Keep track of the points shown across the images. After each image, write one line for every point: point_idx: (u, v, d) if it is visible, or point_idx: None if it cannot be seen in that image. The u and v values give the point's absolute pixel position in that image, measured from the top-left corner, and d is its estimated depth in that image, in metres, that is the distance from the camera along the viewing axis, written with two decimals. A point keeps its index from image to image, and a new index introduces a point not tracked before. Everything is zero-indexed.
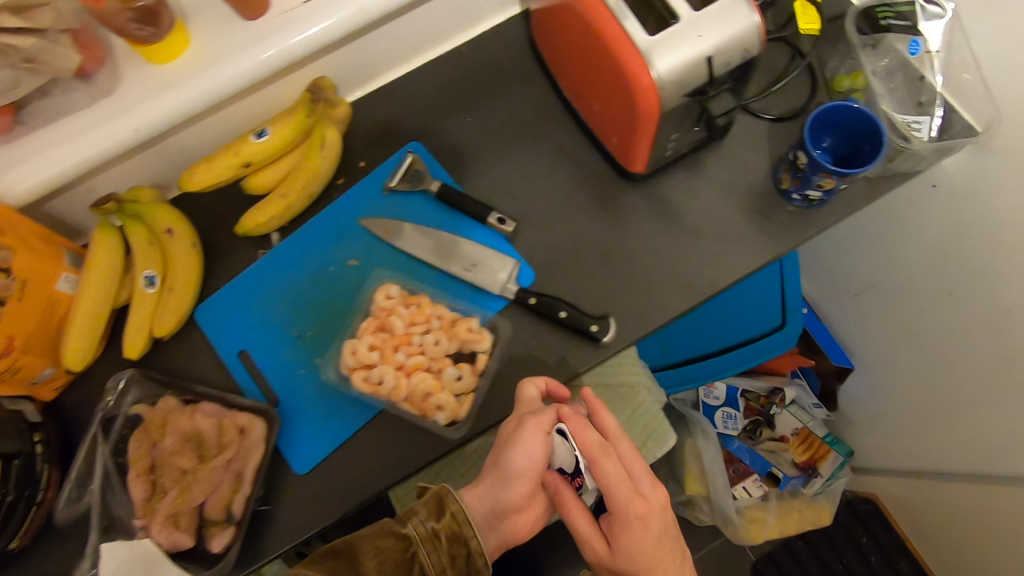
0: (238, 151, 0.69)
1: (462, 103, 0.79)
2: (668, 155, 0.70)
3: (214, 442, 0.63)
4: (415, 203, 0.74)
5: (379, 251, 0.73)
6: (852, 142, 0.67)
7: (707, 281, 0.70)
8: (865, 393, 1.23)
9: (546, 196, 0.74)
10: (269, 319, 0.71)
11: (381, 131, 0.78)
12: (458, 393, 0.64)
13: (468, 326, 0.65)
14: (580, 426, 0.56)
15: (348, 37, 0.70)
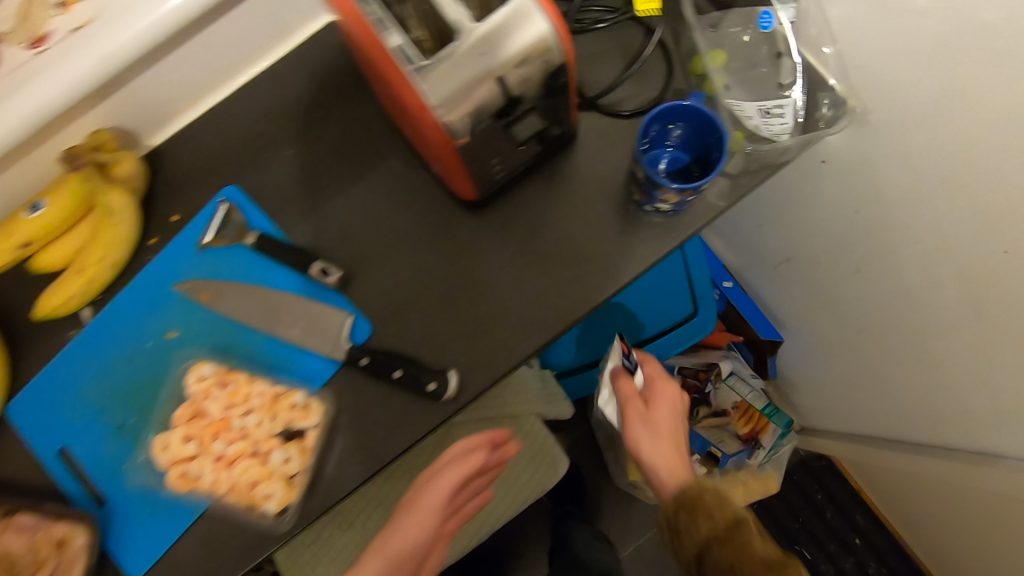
0: (11, 231, 0.61)
1: (279, 135, 0.70)
2: (501, 177, 0.61)
3: (28, 562, 0.58)
4: (233, 259, 0.66)
5: (199, 319, 0.65)
6: (700, 135, 0.58)
7: (559, 313, 0.63)
8: (798, 364, 1.19)
9: (379, 236, 0.67)
10: (87, 410, 0.64)
11: (192, 177, 0.69)
12: (289, 477, 0.59)
13: (290, 403, 0.60)
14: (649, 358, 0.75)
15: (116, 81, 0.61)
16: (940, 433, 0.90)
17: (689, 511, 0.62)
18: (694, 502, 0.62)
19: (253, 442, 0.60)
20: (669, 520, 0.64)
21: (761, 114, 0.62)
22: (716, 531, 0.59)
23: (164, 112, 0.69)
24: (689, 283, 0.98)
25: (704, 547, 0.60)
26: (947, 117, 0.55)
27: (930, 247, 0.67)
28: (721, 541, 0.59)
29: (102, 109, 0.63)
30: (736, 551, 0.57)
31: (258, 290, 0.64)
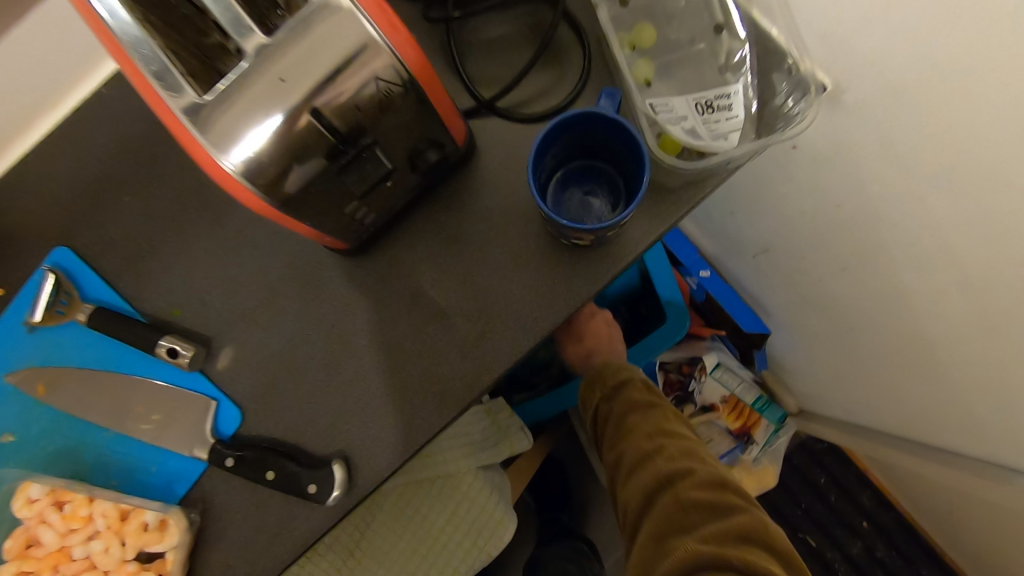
0: None
1: (116, 179, 0.57)
2: (372, 219, 0.48)
3: None
4: (69, 339, 0.54)
5: (38, 416, 0.54)
6: (589, 143, 0.47)
7: (465, 380, 0.51)
8: (788, 356, 1.06)
9: (242, 296, 0.54)
10: None
11: (17, 240, 0.57)
12: None
13: (140, 522, 0.48)
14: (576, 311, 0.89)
15: None
16: (945, 438, 0.78)
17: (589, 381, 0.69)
18: (595, 374, 0.68)
19: (104, 570, 0.49)
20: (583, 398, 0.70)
21: (701, 112, 0.49)
22: (602, 389, 0.66)
23: None
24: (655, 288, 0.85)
25: (599, 401, 0.66)
26: (942, 98, 0.42)
27: (924, 249, 0.54)
28: (611, 397, 0.64)
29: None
30: (617, 385, 0.65)
31: (100, 378, 0.53)
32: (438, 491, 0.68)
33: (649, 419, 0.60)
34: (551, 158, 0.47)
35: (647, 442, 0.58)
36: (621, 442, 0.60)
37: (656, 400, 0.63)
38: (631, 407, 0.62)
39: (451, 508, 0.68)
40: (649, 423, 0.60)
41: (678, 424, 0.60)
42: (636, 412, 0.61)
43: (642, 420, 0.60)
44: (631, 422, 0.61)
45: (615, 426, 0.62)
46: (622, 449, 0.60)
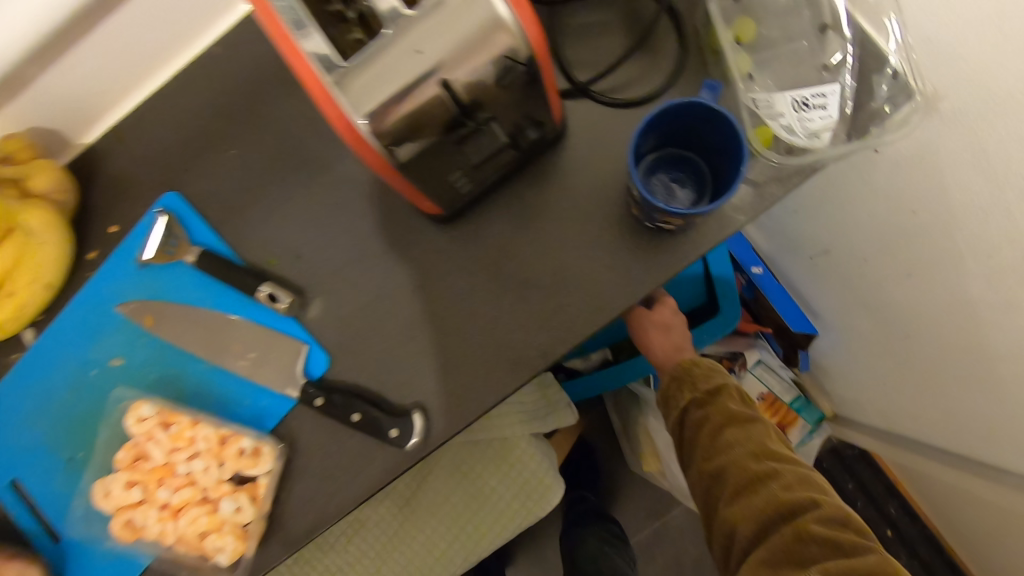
0: None
1: (222, 133, 0.61)
2: (467, 190, 0.51)
3: None
4: (178, 278, 0.59)
5: (145, 345, 0.59)
6: (675, 133, 0.49)
7: (540, 348, 0.54)
8: (831, 359, 1.06)
9: (334, 251, 0.58)
10: (34, 440, 0.60)
11: (131, 182, 0.61)
12: (241, 527, 0.53)
13: (238, 448, 0.53)
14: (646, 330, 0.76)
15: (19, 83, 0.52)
16: (989, 452, 0.79)
17: (677, 382, 0.69)
18: (685, 377, 0.69)
19: (203, 487, 0.54)
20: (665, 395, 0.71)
21: (795, 109, 0.50)
22: (696, 395, 0.67)
23: (94, 109, 0.60)
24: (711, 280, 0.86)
25: (690, 406, 0.67)
26: None
27: (1001, 262, 0.55)
28: (708, 405, 0.66)
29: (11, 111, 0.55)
30: (713, 394, 0.66)
31: (205, 314, 0.58)
32: (493, 453, 0.71)
33: (749, 434, 0.62)
34: (641, 147, 0.50)
35: (754, 463, 0.60)
36: (720, 453, 0.63)
37: (753, 412, 0.65)
38: (731, 419, 0.64)
39: (503, 471, 0.71)
40: (749, 438, 0.62)
41: (775, 437, 0.63)
42: (737, 425, 0.63)
43: (741, 433, 0.63)
44: (730, 435, 0.63)
45: (714, 436, 0.64)
46: (724, 462, 0.62)
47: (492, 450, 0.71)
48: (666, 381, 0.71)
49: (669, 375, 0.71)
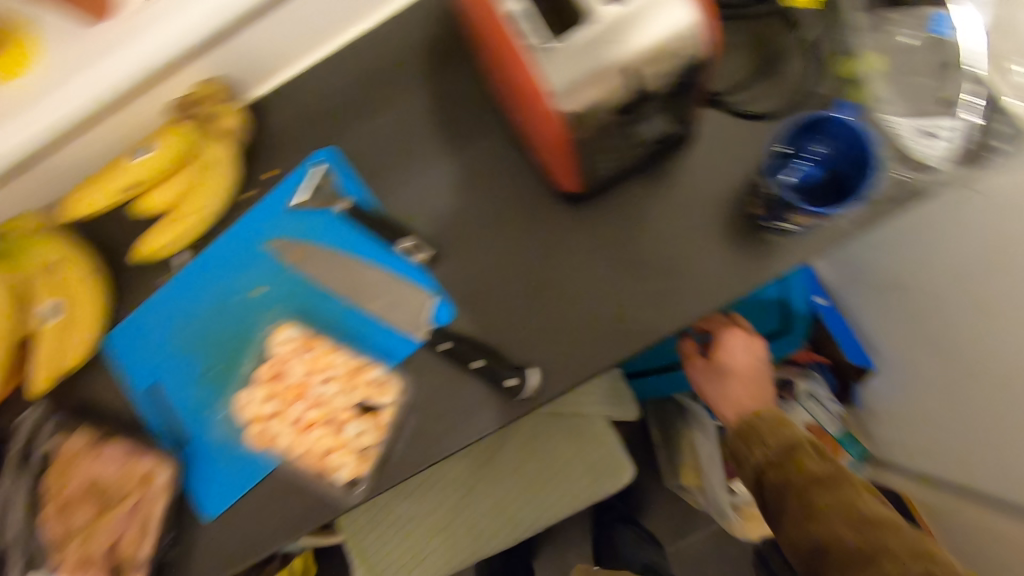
0: (120, 172, 0.62)
1: (378, 100, 0.68)
2: (606, 172, 0.57)
3: (118, 490, 0.62)
4: (322, 223, 0.65)
5: (285, 279, 0.66)
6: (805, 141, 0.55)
7: (650, 324, 0.59)
8: (884, 398, 1.09)
9: (469, 217, 0.64)
10: (176, 353, 0.67)
11: (290, 135, 0.69)
12: (362, 450, 0.59)
13: (367, 377, 0.59)
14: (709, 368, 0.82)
15: (226, 34, 0.60)
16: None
17: (743, 440, 0.71)
18: (751, 434, 0.71)
19: (330, 411, 0.59)
20: (733, 450, 0.73)
21: (918, 134, 0.57)
22: (770, 455, 0.69)
23: (271, 66, 0.68)
24: (783, 299, 0.91)
25: (766, 466, 0.68)
26: None
27: None
28: (786, 466, 0.67)
29: (209, 59, 0.63)
30: (785, 458, 0.68)
31: (346, 257, 0.64)
32: (571, 428, 0.76)
33: (837, 495, 0.64)
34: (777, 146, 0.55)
35: (855, 534, 0.61)
36: (809, 519, 0.64)
37: (834, 468, 0.66)
38: (813, 480, 0.65)
39: (578, 446, 0.75)
40: (836, 501, 0.64)
41: (859, 493, 0.64)
42: (822, 487, 0.65)
43: (827, 497, 0.64)
44: (815, 498, 0.64)
45: (799, 501, 0.65)
46: (822, 532, 0.62)
47: (571, 425, 0.75)
48: (733, 438, 0.73)
49: (736, 431, 0.73)
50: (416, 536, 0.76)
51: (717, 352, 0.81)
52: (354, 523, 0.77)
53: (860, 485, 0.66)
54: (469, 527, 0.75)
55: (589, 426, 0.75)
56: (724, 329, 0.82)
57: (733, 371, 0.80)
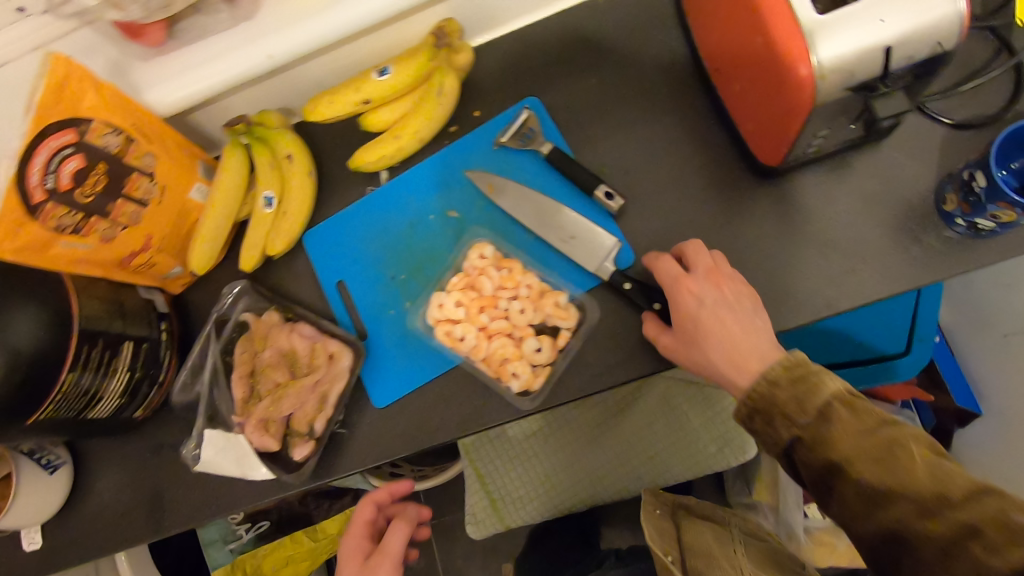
0: (359, 87, 0.69)
1: (585, 61, 0.73)
2: (812, 151, 0.61)
3: (306, 362, 0.69)
4: (524, 163, 0.72)
5: (479, 206, 0.72)
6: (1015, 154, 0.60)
7: (825, 299, 0.62)
8: (980, 452, 1.05)
9: (660, 178, 0.69)
10: (366, 256, 0.74)
11: (498, 81, 0.75)
12: (537, 365, 0.64)
13: (556, 302, 0.64)
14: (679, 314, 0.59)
15: None
16: None
17: (765, 417, 0.52)
18: (771, 409, 0.52)
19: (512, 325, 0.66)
20: (754, 432, 0.55)
21: None
22: (781, 420, 0.51)
23: (501, 17, 0.72)
24: (911, 323, 0.93)
25: (769, 430, 0.52)
26: None
27: None
28: (789, 425, 0.51)
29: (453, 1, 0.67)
30: (767, 398, 0.52)
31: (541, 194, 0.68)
32: (703, 398, 0.79)
33: (855, 442, 0.47)
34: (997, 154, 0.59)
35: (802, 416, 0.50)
36: (859, 499, 0.46)
37: (828, 405, 0.49)
38: (819, 439, 0.49)
39: (704, 416, 0.79)
40: (849, 452, 0.47)
41: (867, 425, 0.47)
42: (826, 443, 0.48)
43: (843, 446, 0.47)
44: (834, 450, 0.48)
45: (810, 456, 0.49)
46: (845, 494, 0.47)
47: (697, 394, 0.79)
48: (742, 412, 0.55)
49: (741, 404, 0.54)
50: (538, 474, 0.81)
51: (679, 331, 0.59)
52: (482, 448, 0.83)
53: (841, 413, 0.49)
54: (592, 473, 0.80)
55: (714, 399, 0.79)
56: (667, 284, 0.60)
57: (686, 354, 0.58)
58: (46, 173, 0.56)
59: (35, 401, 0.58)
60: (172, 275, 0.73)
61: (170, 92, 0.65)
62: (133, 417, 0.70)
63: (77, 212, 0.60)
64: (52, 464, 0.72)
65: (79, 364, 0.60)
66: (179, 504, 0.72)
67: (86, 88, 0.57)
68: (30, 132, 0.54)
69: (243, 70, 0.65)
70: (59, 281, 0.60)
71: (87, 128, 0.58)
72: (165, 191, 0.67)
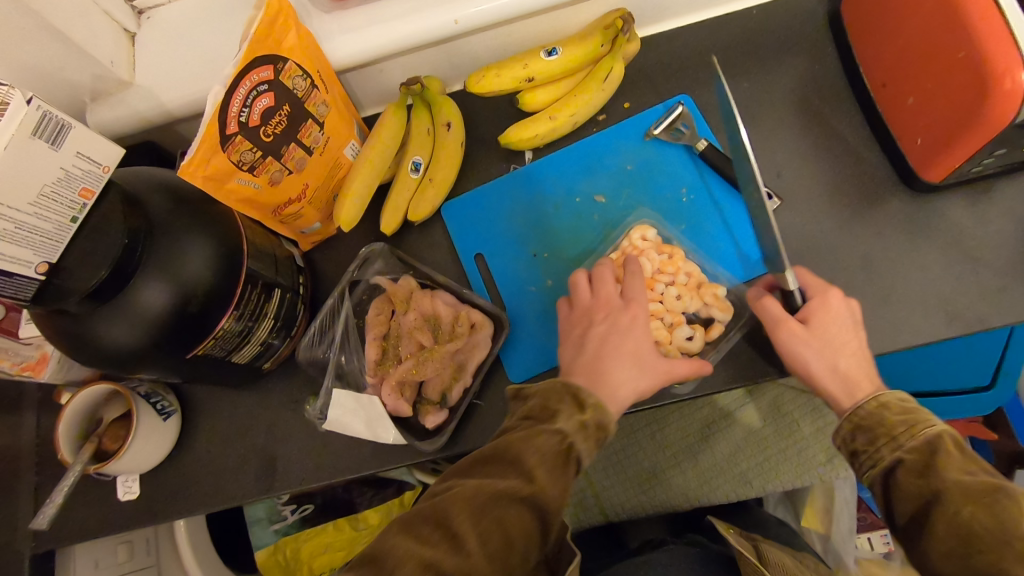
0: (526, 64, 0.70)
1: (737, 65, 0.75)
2: (976, 169, 0.63)
3: (448, 328, 0.68)
4: (674, 156, 0.73)
5: (627, 194, 0.73)
6: None
7: (977, 314, 0.63)
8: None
9: (810, 183, 0.70)
10: (508, 232, 0.74)
11: (649, 76, 0.76)
12: (685, 353, 0.64)
13: (715, 294, 0.65)
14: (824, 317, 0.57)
15: None
16: None
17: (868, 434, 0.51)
18: (875, 428, 0.51)
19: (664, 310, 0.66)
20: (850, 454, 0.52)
21: None
22: (885, 441, 0.49)
23: (659, 14, 0.75)
24: (998, 357, 0.95)
25: (871, 450, 0.50)
26: None
27: None
28: (893, 446, 0.49)
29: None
30: (875, 420, 0.51)
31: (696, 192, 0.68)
32: (811, 409, 0.82)
33: (955, 473, 0.44)
34: None
35: (906, 441, 0.48)
36: (954, 534, 0.42)
37: (939, 437, 0.47)
38: (924, 467, 0.46)
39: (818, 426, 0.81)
40: (951, 480, 0.44)
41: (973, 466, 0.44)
42: (931, 470, 0.45)
43: (948, 475, 0.44)
44: (940, 480, 0.44)
45: (912, 482, 0.46)
46: (934, 527, 0.43)
47: (807, 407, 0.83)
48: (845, 430, 0.53)
49: (845, 421, 0.53)
50: (645, 468, 0.84)
51: (816, 326, 0.57)
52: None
53: (951, 448, 0.46)
54: (698, 471, 0.82)
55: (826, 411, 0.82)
56: (817, 290, 0.59)
57: (811, 347, 0.56)
58: (243, 106, 0.56)
59: (199, 334, 0.56)
60: (309, 230, 0.72)
61: (348, 46, 0.65)
62: (260, 368, 0.68)
63: (257, 150, 0.59)
64: (165, 410, 0.69)
65: (241, 303, 0.59)
66: (293, 463, 0.70)
67: (289, 27, 0.57)
68: (241, 61, 0.53)
69: (425, 32, 0.65)
70: (229, 218, 0.59)
71: (283, 67, 0.58)
72: (327, 142, 0.67)
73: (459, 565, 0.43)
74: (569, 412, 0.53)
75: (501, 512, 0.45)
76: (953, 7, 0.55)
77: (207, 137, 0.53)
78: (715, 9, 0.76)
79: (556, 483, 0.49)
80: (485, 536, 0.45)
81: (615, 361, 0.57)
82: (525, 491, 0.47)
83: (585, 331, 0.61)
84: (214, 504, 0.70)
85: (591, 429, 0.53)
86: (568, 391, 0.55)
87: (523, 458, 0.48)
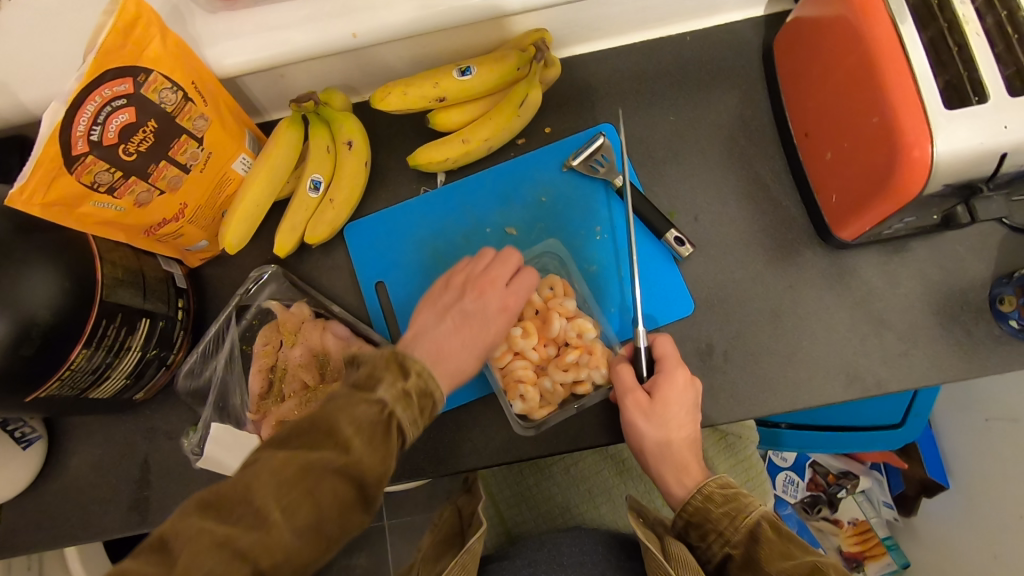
0: (436, 82, 0.64)
1: (665, 96, 0.71)
2: (888, 233, 0.62)
3: (337, 364, 0.65)
4: (594, 191, 0.70)
5: (540, 227, 0.71)
6: None
7: (877, 379, 0.63)
8: (938, 521, 1.08)
9: (727, 227, 0.68)
10: (414, 261, 0.71)
11: (575, 100, 0.72)
12: (546, 398, 0.64)
13: (594, 371, 0.62)
14: (671, 391, 0.58)
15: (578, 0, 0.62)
16: None
17: (699, 526, 0.54)
18: (702, 520, 0.53)
19: (547, 359, 0.65)
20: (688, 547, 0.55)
21: None
22: (714, 536, 0.52)
23: (586, 34, 0.69)
24: (910, 399, 0.96)
25: (704, 545, 0.53)
26: None
27: None
28: (722, 542, 0.51)
29: (550, 11, 0.64)
30: (703, 515, 0.53)
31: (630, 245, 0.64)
32: (727, 445, 0.84)
33: (780, 564, 0.47)
34: None
35: (732, 531, 0.51)
36: None
37: (757, 519, 0.50)
38: (749, 559, 0.49)
39: (733, 462, 0.83)
40: (776, 569, 0.46)
41: (791, 548, 0.48)
42: (754, 564, 0.48)
43: (769, 567, 0.47)
44: (762, 571, 0.47)
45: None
46: None
47: (728, 442, 0.84)
48: (679, 523, 0.55)
49: (677, 516, 0.56)
50: (559, 503, 0.81)
51: (660, 402, 0.57)
52: (510, 476, 0.83)
53: (768, 534, 0.49)
54: (613, 505, 0.81)
55: (746, 447, 0.84)
56: (668, 364, 0.59)
57: (652, 429, 0.57)
58: (93, 123, 0.49)
59: (42, 376, 0.51)
60: (194, 248, 0.67)
61: (236, 53, 0.59)
62: (132, 399, 0.64)
63: (116, 169, 0.53)
64: (26, 438, 0.63)
65: (94, 340, 0.53)
66: (171, 496, 0.66)
67: (152, 36, 0.50)
68: (86, 75, 0.47)
69: (321, 43, 0.59)
70: (87, 246, 0.54)
71: (145, 79, 0.51)
72: (209, 157, 0.61)
73: (262, 542, 0.38)
74: (391, 378, 0.45)
75: (308, 488, 0.39)
76: (873, 68, 0.52)
77: (42, 161, 0.47)
78: (650, 32, 0.71)
79: (375, 455, 0.42)
80: (292, 508, 0.39)
81: (464, 344, 0.55)
82: (335, 461, 0.40)
83: (453, 301, 0.57)
84: (83, 536, 0.66)
85: (414, 398, 0.45)
86: (394, 358, 0.47)
87: (336, 429, 0.41)
